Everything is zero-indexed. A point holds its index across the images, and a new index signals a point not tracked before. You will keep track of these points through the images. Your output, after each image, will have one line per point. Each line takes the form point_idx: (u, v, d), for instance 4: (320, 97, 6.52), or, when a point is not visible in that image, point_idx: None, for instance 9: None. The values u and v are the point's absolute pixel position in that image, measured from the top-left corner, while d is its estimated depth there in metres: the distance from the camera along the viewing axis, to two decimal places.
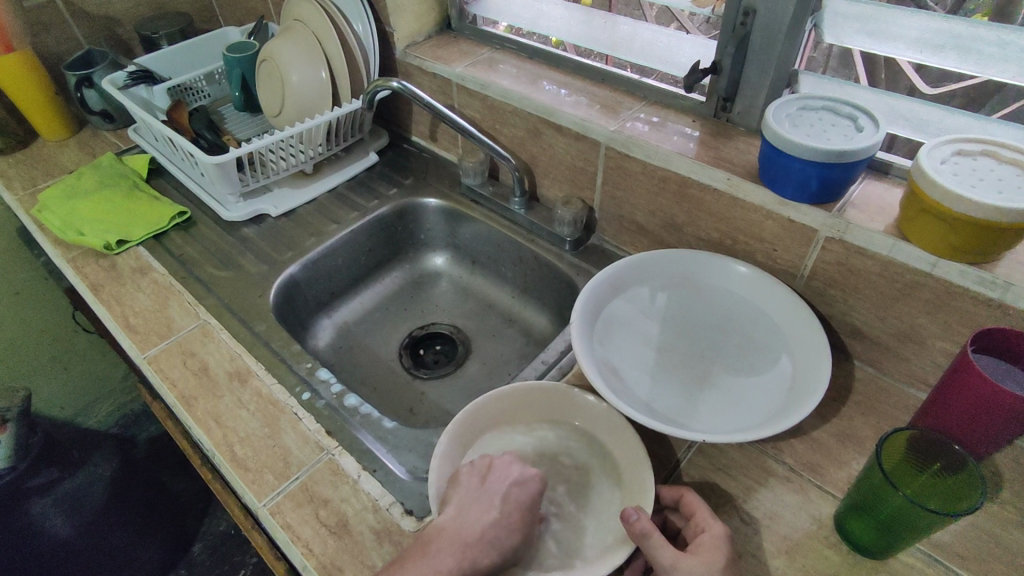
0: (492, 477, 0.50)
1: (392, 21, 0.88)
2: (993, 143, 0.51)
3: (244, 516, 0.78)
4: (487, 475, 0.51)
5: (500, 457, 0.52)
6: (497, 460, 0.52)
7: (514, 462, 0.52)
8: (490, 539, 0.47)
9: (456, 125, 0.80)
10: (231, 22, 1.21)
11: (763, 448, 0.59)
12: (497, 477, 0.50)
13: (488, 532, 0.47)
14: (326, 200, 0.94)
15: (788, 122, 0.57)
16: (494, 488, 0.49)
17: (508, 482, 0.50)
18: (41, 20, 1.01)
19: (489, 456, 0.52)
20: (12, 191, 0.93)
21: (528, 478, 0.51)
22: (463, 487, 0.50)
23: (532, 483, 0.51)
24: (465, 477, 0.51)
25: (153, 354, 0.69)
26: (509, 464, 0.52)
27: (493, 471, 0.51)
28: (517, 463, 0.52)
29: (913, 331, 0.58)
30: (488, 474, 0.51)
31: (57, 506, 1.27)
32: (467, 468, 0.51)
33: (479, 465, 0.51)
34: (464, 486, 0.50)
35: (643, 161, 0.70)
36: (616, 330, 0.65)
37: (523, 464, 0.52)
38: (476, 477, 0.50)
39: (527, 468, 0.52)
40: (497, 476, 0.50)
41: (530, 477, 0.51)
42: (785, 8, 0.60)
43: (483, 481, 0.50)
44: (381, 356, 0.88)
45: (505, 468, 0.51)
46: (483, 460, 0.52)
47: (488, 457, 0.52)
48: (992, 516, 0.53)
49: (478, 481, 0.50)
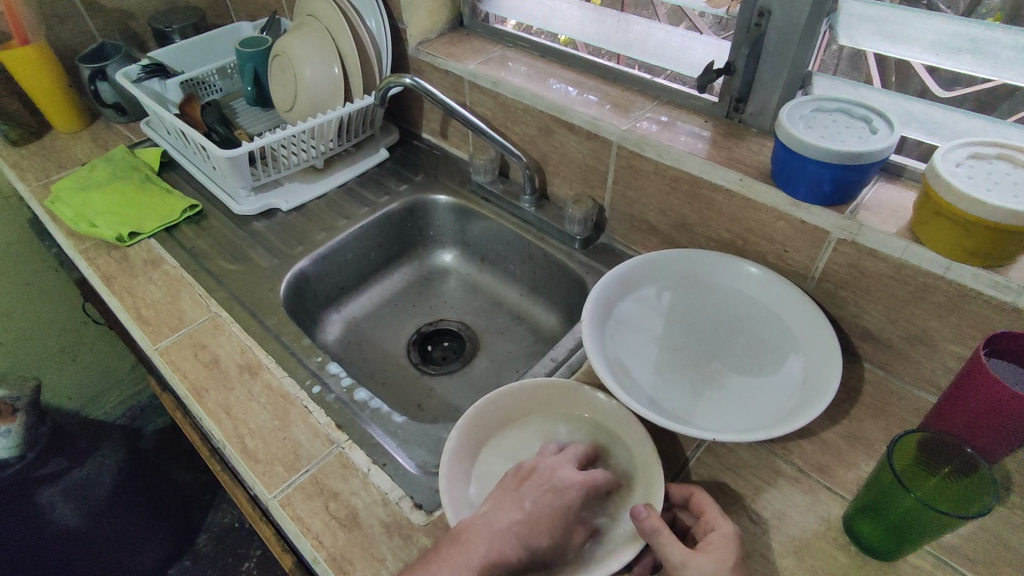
0: (530, 481, 0.51)
1: (405, 17, 0.89)
2: (1009, 146, 0.51)
3: (251, 506, 0.79)
4: (526, 479, 0.51)
5: (545, 461, 0.53)
6: (542, 465, 0.52)
7: (562, 465, 0.52)
8: (518, 534, 0.48)
9: (468, 122, 0.80)
10: (243, 17, 1.22)
11: (772, 448, 0.59)
12: (536, 482, 0.51)
13: (516, 529, 0.48)
14: (337, 196, 0.94)
15: (802, 124, 0.57)
16: (527, 491, 0.50)
17: (544, 488, 0.50)
18: (55, 13, 1.02)
19: (534, 460, 0.53)
20: (25, 182, 0.94)
21: (569, 484, 0.51)
22: (500, 489, 0.51)
23: (572, 489, 0.50)
24: (506, 480, 0.52)
25: (165, 345, 0.69)
26: (553, 469, 0.52)
27: (532, 477, 0.51)
28: (562, 468, 0.52)
29: (924, 333, 0.58)
30: (528, 478, 0.51)
31: (66, 495, 1.29)
32: (512, 472, 0.53)
33: (523, 469, 0.52)
34: (504, 488, 0.51)
35: (654, 160, 0.70)
36: (625, 328, 0.65)
37: (570, 469, 0.52)
38: (515, 481, 0.52)
39: (571, 474, 0.52)
40: (537, 479, 0.51)
41: (573, 485, 0.51)
42: (800, 9, 0.60)
43: (521, 484, 0.51)
44: (389, 351, 0.88)
45: (547, 472, 0.52)
46: (529, 463, 0.53)
47: (534, 461, 0.53)
48: (1001, 520, 0.53)
49: (516, 484, 0.51)
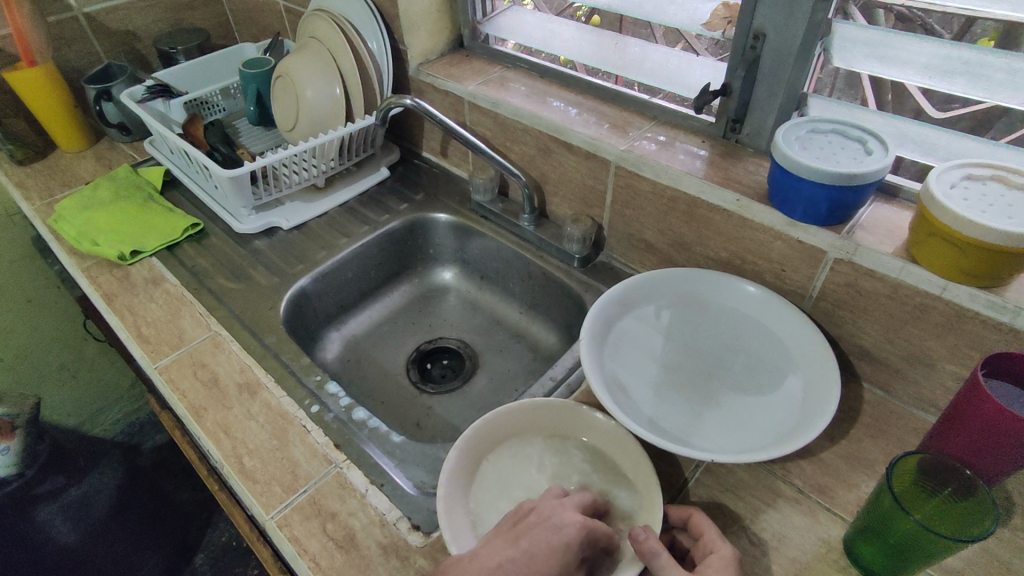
0: (525, 520, 0.49)
1: (407, 39, 0.90)
2: (1002, 168, 0.52)
3: (249, 527, 0.78)
4: (522, 519, 0.49)
5: (542, 502, 0.50)
6: (539, 506, 0.50)
7: (559, 508, 0.49)
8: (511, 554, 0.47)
9: (467, 142, 0.81)
10: (247, 37, 1.24)
11: (771, 469, 0.59)
12: (532, 521, 0.49)
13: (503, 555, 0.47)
14: (337, 214, 0.95)
15: (798, 145, 0.58)
16: (523, 531, 0.48)
17: (542, 528, 0.47)
18: (64, 35, 1.03)
19: (532, 502, 0.51)
20: (28, 201, 0.94)
21: (566, 525, 0.48)
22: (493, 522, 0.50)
23: (570, 530, 0.47)
24: (501, 523, 0.50)
25: (164, 364, 0.70)
26: (550, 511, 0.49)
27: (528, 517, 0.49)
28: (561, 509, 0.49)
29: (922, 353, 0.58)
30: (522, 519, 0.49)
31: (65, 513, 1.29)
32: (509, 514, 0.50)
33: (521, 510, 0.50)
34: None
35: (652, 180, 0.70)
36: (624, 346, 0.66)
37: (569, 511, 0.49)
38: (510, 519, 0.50)
39: (569, 515, 0.49)
40: (533, 519, 0.49)
41: (570, 524, 0.48)
42: (795, 33, 0.61)
43: (515, 524, 0.49)
44: (388, 369, 0.88)
45: (544, 513, 0.49)
46: (528, 506, 0.51)
47: (531, 503, 0.51)
48: (1003, 542, 0.52)
49: (512, 524, 0.49)
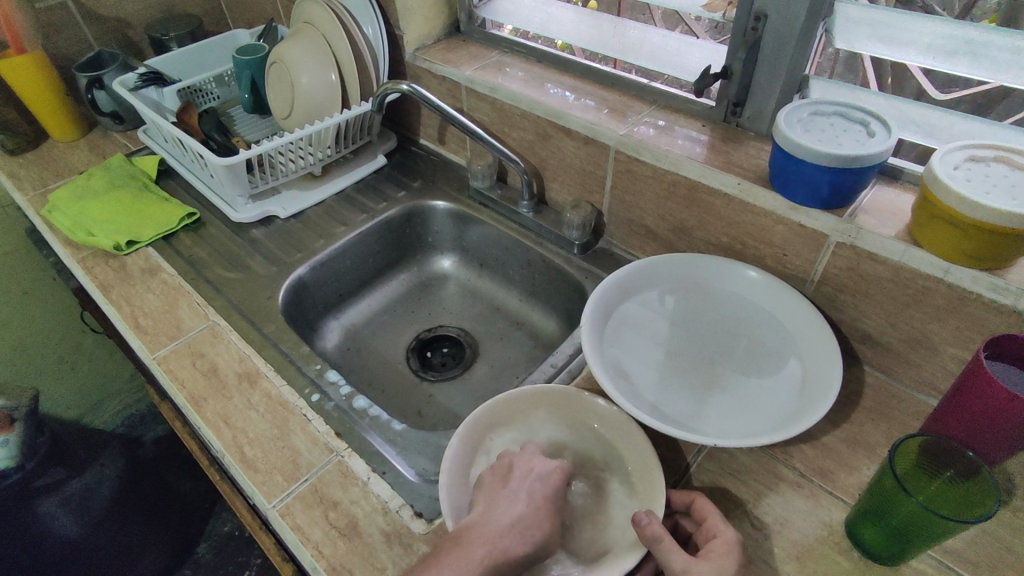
0: (513, 477, 0.51)
1: (402, 23, 0.89)
2: (1007, 149, 0.51)
3: (252, 517, 0.79)
4: (509, 475, 0.52)
5: (517, 454, 0.53)
6: (518, 460, 0.53)
7: (535, 455, 0.54)
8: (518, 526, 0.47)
9: (465, 128, 0.80)
10: (239, 24, 1.22)
11: (772, 453, 0.59)
12: (519, 476, 0.51)
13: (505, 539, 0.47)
14: (334, 202, 0.94)
15: (799, 128, 0.57)
16: (516, 486, 0.51)
17: (531, 479, 0.51)
18: (52, 22, 1.02)
19: (509, 456, 0.53)
20: (22, 191, 0.93)
21: (549, 471, 0.52)
22: (487, 486, 0.51)
23: (553, 475, 0.52)
24: (489, 480, 0.52)
25: (163, 355, 0.69)
26: (529, 460, 0.53)
27: (515, 469, 0.52)
28: (535, 457, 0.53)
29: (924, 336, 0.58)
30: (510, 474, 0.52)
31: (66, 506, 1.23)
32: (491, 471, 0.52)
33: (500, 467, 0.52)
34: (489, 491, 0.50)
35: (652, 165, 0.70)
36: (625, 332, 0.65)
37: (542, 458, 0.54)
38: (498, 479, 0.51)
39: (545, 461, 0.53)
40: (519, 474, 0.52)
41: (550, 471, 0.53)
42: (796, 14, 0.60)
43: (504, 481, 0.51)
44: (388, 358, 0.88)
45: (526, 466, 0.52)
46: (503, 461, 0.53)
47: (508, 458, 0.53)
48: (1005, 524, 0.52)
49: (501, 481, 0.51)
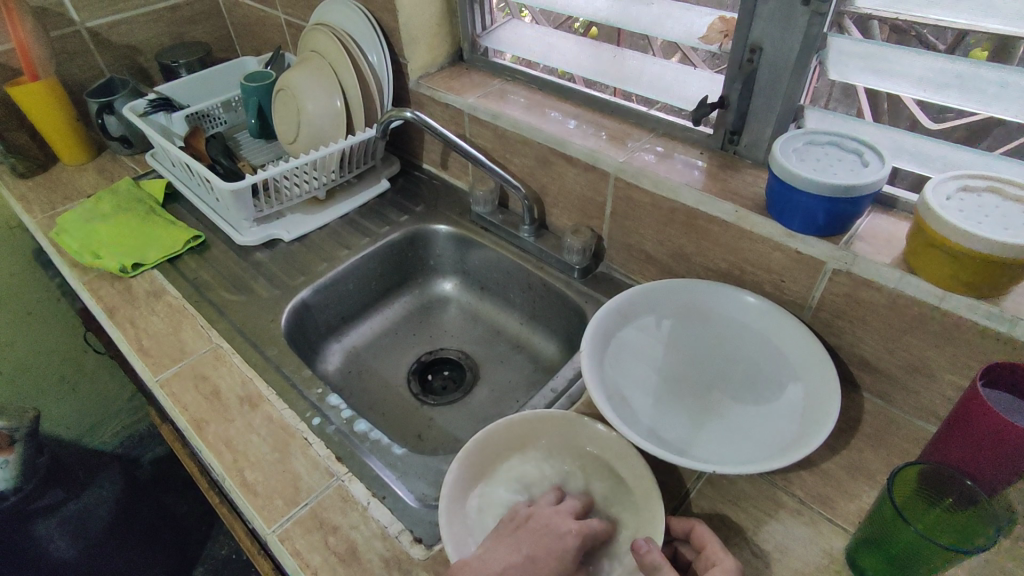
0: (526, 527, 0.50)
1: (407, 53, 0.91)
2: (998, 179, 0.52)
3: (251, 541, 0.79)
4: (522, 525, 0.50)
5: (540, 509, 0.52)
6: (538, 512, 0.52)
7: (559, 515, 0.51)
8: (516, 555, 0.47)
9: (468, 154, 0.82)
10: (247, 51, 1.25)
11: (772, 480, 0.59)
12: (532, 527, 0.50)
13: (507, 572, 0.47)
14: (338, 226, 0.95)
15: (795, 157, 0.58)
16: (523, 537, 0.49)
17: (543, 533, 0.49)
18: (66, 50, 1.05)
19: (530, 508, 0.52)
20: (30, 214, 0.95)
21: (567, 531, 0.49)
22: (498, 531, 0.51)
23: (571, 536, 0.49)
24: (501, 526, 0.51)
25: (165, 377, 0.70)
26: (548, 518, 0.50)
27: (528, 522, 0.51)
28: (559, 515, 0.51)
29: (921, 363, 0.59)
30: (523, 524, 0.50)
31: (62, 528, 1.26)
32: (507, 517, 0.52)
33: (519, 514, 0.52)
34: None
35: (651, 192, 0.71)
36: (625, 357, 0.66)
37: (568, 518, 0.51)
38: (510, 525, 0.51)
39: (568, 522, 0.50)
40: (532, 525, 0.50)
41: (570, 531, 0.49)
42: (790, 48, 0.62)
43: (517, 529, 0.50)
44: (389, 381, 0.88)
45: (543, 520, 0.50)
46: (527, 510, 0.52)
47: (529, 510, 0.52)
48: (1006, 553, 0.52)
49: (511, 529, 0.50)
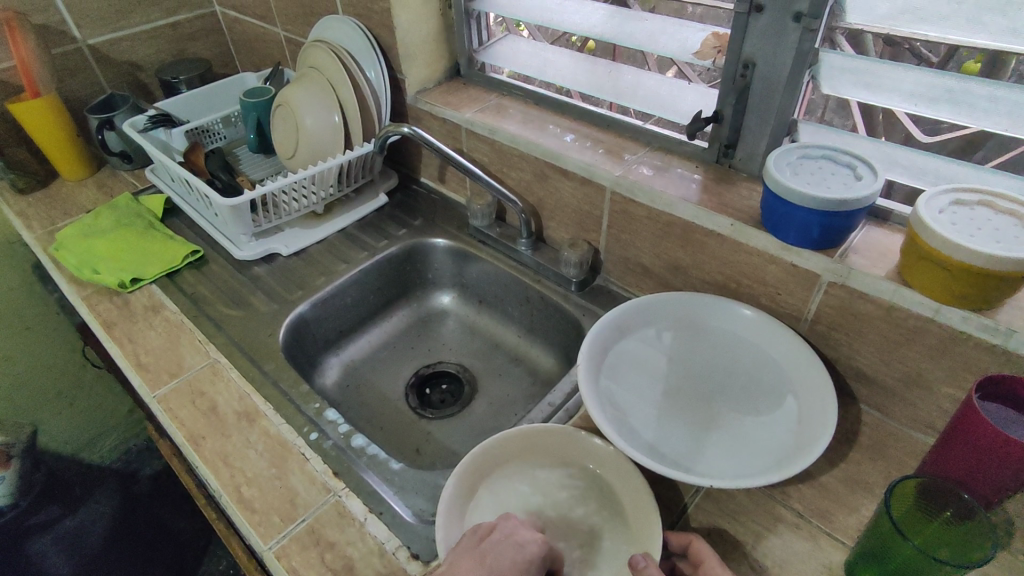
0: (491, 538, 0.48)
1: (404, 68, 0.92)
2: (990, 193, 0.52)
3: (246, 559, 0.78)
4: (487, 536, 0.49)
5: (503, 518, 0.50)
6: (501, 522, 0.50)
7: (521, 523, 0.50)
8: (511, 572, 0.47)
9: (465, 168, 0.82)
10: (247, 66, 1.26)
11: (771, 493, 0.58)
12: (498, 538, 0.48)
13: None
14: (337, 240, 0.96)
15: (789, 171, 0.59)
16: (489, 547, 0.47)
17: (507, 544, 0.48)
18: (67, 66, 1.05)
19: (493, 517, 0.51)
20: (29, 229, 0.95)
21: (529, 539, 0.48)
22: (462, 545, 0.49)
23: (533, 544, 0.48)
24: (466, 538, 0.49)
25: (162, 393, 0.70)
26: (512, 526, 0.49)
27: (493, 532, 0.49)
28: (521, 525, 0.50)
29: (917, 375, 0.59)
30: (488, 535, 0.49)
31: (57, 545, 1.31)
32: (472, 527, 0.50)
33: (483, 523, 0.50)
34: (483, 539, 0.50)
35: (647, 206, 0.71)
36: (623, 370, 0.66)
37: (529, 526, 0.50)
38: (475, 537, 0.49)
39: (530, 530, 0.49)
40: (497, 535, 0.49)
41: (532, 539, 0.49)
42: (782, 64, 0.63)
43: (481, 540, 0.49)
44: (387, 394, 0.88)
45: (508, 529, 0.49)
46: (488, 520, 0.50)
47: (492, 519, 0.50)
48: (1006, 567, 0.52)
49: (477, 539, 0.49)
